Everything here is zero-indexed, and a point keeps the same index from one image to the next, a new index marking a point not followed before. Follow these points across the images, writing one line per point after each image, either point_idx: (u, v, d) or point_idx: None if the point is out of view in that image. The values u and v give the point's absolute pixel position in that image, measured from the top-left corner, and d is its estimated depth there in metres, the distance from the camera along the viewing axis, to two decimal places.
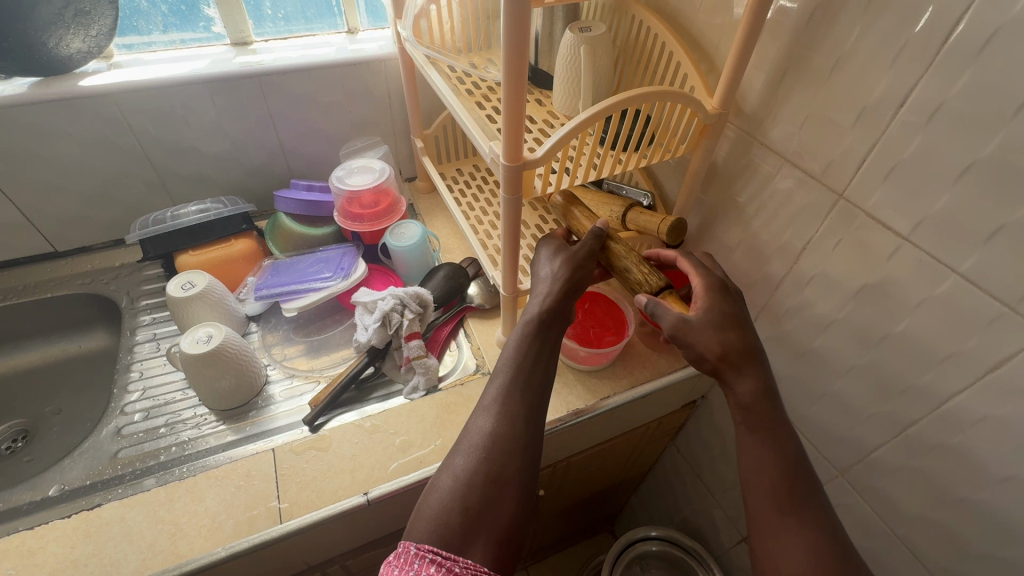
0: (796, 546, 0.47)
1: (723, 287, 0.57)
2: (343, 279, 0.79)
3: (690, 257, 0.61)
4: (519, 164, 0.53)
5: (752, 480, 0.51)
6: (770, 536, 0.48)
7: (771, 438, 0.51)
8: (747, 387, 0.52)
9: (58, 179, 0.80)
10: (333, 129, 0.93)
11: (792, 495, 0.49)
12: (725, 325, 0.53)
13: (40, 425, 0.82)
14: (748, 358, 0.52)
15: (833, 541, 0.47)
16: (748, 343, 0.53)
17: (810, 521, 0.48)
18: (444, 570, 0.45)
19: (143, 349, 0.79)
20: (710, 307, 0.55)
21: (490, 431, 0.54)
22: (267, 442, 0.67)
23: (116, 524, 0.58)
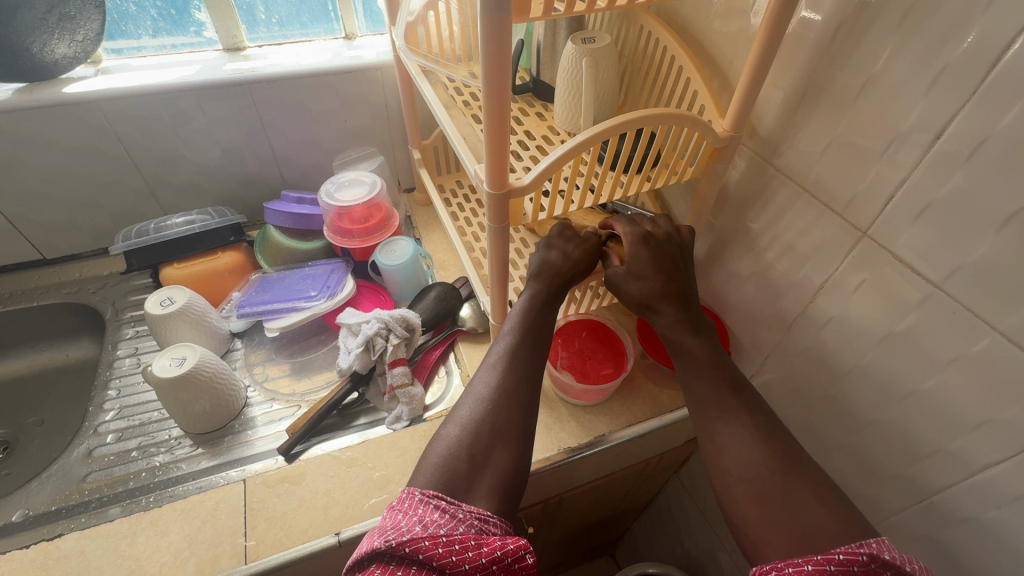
0: (729, 442, 0.48)
1: (644, 238, 0.57)
2: (328, 298, 0.76)
3: (620, 220, 0.61)
4: (505, 192, 0.49)
5: (686, 393, 0.54)
6: (707, 438, 0.50)
7: (690, 352, 0.55)
8: (668, 318, 0.56)
9: (44, 186, 0.78)
10: (328, 138, 0.89)
11: (720, 398, 0.51)
12: (643, 273, 0.56)
13: (22, 436, 0.80)
14: (660, 293, 0.56)
15: (763, 435, 0.47)
16: (665, 281, 0.56)
17: (737, 421, 0.49)
18: (448, 516, 0.43)
19: (123, 365, 0.76)
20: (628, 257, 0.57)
21: (494, 386, 0.54)
22: (239, 472, 0.64)
23: (74, 557, 0.55)
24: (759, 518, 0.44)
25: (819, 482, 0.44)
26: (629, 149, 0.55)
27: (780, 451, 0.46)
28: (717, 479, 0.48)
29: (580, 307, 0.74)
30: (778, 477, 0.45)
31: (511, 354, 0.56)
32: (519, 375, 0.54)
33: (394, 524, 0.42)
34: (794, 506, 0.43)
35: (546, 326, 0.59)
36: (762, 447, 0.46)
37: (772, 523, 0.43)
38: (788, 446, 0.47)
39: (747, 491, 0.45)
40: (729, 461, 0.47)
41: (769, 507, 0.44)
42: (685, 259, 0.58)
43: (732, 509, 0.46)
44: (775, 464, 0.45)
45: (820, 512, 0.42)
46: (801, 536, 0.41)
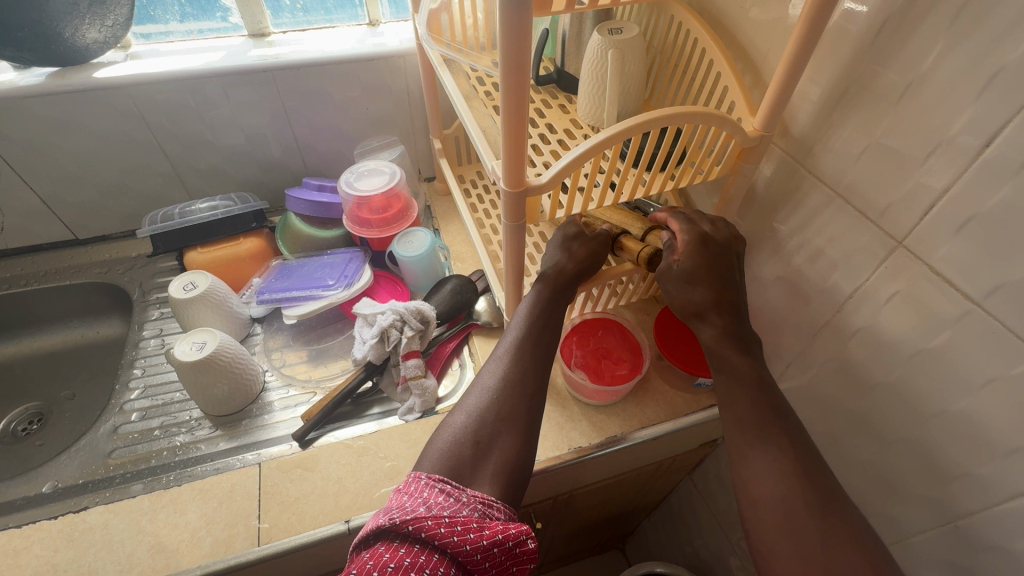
0: (764, 468, 0.46)
1: (703, 240, 0.54)
2: (345, 288, 0.76)
3: (676, 215, 0.57)
4: (521, 191, 0.48)
5: (726, 411, 0.51)
6: (740, 462, 0.48)
7: (733, 368, 0.52)
8: (714, 331, 0.53)
9: (75, 168, 0.80)
10: (350, 126, 0.89)
11: (761, 422, 0.48)
12: (693, 279, 0.53)
13: (54, 408, 0.83)
14: (713, 303, 0.53)
15: (803, 468, 0.45)
16: (716, 289, 0.53)
17: (776, 448, 0.47)
18: (452, 499, 0.44)
19: (148, 345, 0.79)
20: (688, 261, 0.53)
21: (502, 376, 0.54)
22: (255, 455, 0.66)
23: (98, 530, 0.58)
24: (788, 553, 0.42)
25: (857, 525, 0.43)
26: (652, 147, 0.53)
27: (818, 486, 0.44)
28: (747, 505, 0.46)
29: (597, 307, 0.72)
30: (813, 513, 0.43)
31: (517, 345, 0.56)
32: (524, 366, 0.55)
33: (398, 504, 0.43)
34: (828, 547, 0.41)
35: (555, 313, 0.58)
36: (800, 479, 0.44)
37: (802, 559, 0.41)
38: (829, 482, 0.45)
39: (778, 520, 0.43)
40: (762, 489, 0.45)
41: (801, 541, 0.42)
42: (734, 264, 0.55)
43: (760, 537, 0.45)
44: (814, 501, 0.44)
45: (852, 555, 0.41)
46: None
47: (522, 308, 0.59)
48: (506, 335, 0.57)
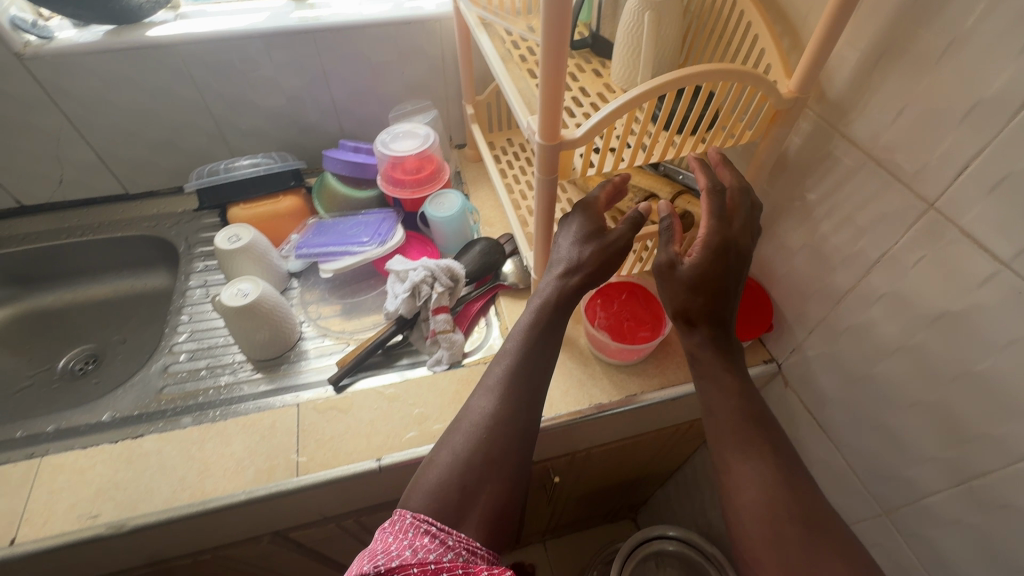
0: (749, 479, 0.48)
1: (722, 248, 0.51)
2: (379, 245, 0.79)
3: (714, 201, 0.52)
4: (555, 144, 0.49)
5: (710, 420, 0.53)
6: (726, 472, 0.50)
7: (718, 380, 0.53)
8: (704, 339, 0.53)
9: (128, 125, 0.84)
10: (386, 90, 0.91)
11: (746, 432, 0.50)
12: (698, 287, 0.51)
13: (107, 351, 0.90)
14: (706, 315, 0.52)
15: (785, 477, 0.47)
16: (713, 300, 0.51)
17: (758, 458, 0.49)
18: (438, 541, 0.45)
19: (194, 294, 0.83)
20: (700, 264, 0.50)
21: (490, 413, 0.53)
22: (294, 396, 0.70)
23: (154, 455, 0.63)
24: (771, 561, 0.44)
25: (841, 533, 0.45)
26: (685, 108, 0.54)
27: (802, 496, 0.47)
28: (732, 513, 0.48)
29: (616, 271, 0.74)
30: (799, 523, 0.45)
31: (508, 377, 0.55)
32: (513, 404, 0.54)
33: (384, 549, 0.44)
34: (811, 554, 0.44)
35: (547, 341, 0.57)
36: (785, 490, 0.47)
37: (785, 566, 0.44)
38: (811, 490, 0.48)
39: (765, 530, 0.45)
40: (746, 499, 0.47)
41: (783, 549, 0.44)
42: (742, 276, 0.52)
43: (743, 544, 0.47)
44: (796, 511, 0.46)
45: (837, 563, 0.43)
46: None
47: (513, 339, 0.57)
48: (495, 367, 0.56)
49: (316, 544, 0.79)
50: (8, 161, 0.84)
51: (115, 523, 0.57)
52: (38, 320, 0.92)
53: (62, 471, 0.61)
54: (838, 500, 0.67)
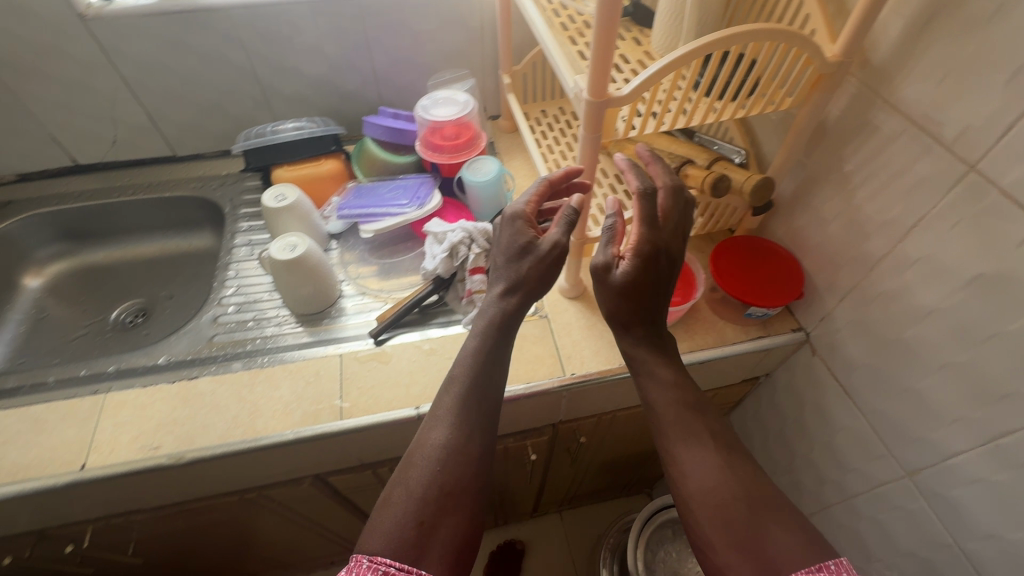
0: (694, 466, 0.50)
1: (651, 256, 0.53)
2: (418, 208, 0.82)
3: (644, 201, 0.53)
4: (602, 101, 0.51)
5: (652, 415, 0.55)
6: (672, 462, 0.51)
7: (656, 373, 0.56)
8: (638, 338, 0.57)
9: (179, 88, 0.88)
10: (425, 59, 0.93)
11: (687, 421, 0.53)
12: (629, 292, 0.54)
13: (155, 306, 0.95)
14: (637, 318, 0.56)
15: (725, 459, 0.50)
16: (642, 303, 0.55)
17: (699, 445, 0.51)
18: None
19: (240, 251, 0.87)
20: (632, 271, 0.53)
21: (444, 443, 0.52)
22: (335, 347, 0.73)
23: (208, 396, 0.67)
24: (722, 544, 0.45)
25: (785, 507, 0.47)
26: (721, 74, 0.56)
27: (746, 477, 0.49)
28: (683, 502, 0.50)
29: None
30: (744, 501, 0.47)
31: (461, 404, 0.54)
32: (468, 430, 0.53)
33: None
34: (757, 530, 0.45)
35: (495, 363, 0.57)
36: (728, 470, 0.49)
37: (736, 547, 0.45)
38: (752, 468, 0.50)
39: (713, 513, 0.47)
40: (693, 484, 0.49)
41: (732, 530, 0.45)
42: (671, 276, 0.56)
43: (696, 533, 0.48)
44: (739, 490, 0.47)
45: (787, 535, 0.44)
46: (767, 562, 0.43)
47: (462, 368, 0.56)
48: (445, 399, 0.54)
49: (352, 491, 0.83)
50: (66, 120, 0.88)
51: (175, 454, 0.61)
52: (91, 275, 0.97)
53: (126, 406, 0.66)
54: (859, 464, 0.69)
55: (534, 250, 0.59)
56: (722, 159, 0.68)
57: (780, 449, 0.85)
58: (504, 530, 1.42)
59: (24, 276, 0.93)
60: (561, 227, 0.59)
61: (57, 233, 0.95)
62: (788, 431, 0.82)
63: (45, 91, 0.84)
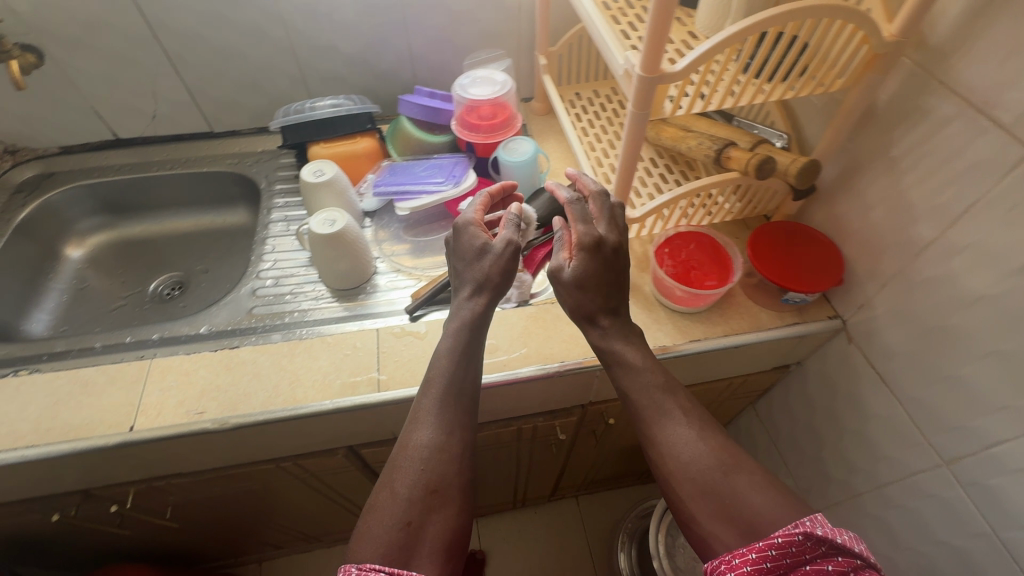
0: (668, 444, 0.52)
1: (596, 247, 0.58)
2: (454, 186, 0.82)
3: (576, 204, 0.61)
4: (655, 77, 0.50)
5: (626, 402, 0.56)
6: (651, 445, 0.53)
7: (624, 361, 0.57)
8: (605, 330, 0.58)
9: (218, 63, 0.88)
10: (461, 39, 0.93)
11: (658, 403, 0.54)
12: (586, 283, 0.57)
13: (191, 279, 0.97)
14: (599, 308, 0.58)
15: (699, 434, 0.52)
16: (602, 294, 0.58)
17: (672, 424, 0.53)
18: None
19: (275, 227, 0.88)
20: (581, 265, 0.57)
21: (429, 442, 0.54)
22: (371, 322, 0.74)
23: (249, 364, 0.68)
24: (703, 513, 0.49)
25: (758, 472, 0.50)
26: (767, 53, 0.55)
27: (719, 449, 0.51)
28: (663, 481, 0.52)
29: (668, 224, 0.77)
30: (718, 472, 0.50)
31: (442, 403, 0.56)
32: (450, 427, 0.56)
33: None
34: (733, 496, 0.48)
35: (471, 363, 0.60)
36: (702, 445, 0.51)
37: (716, 516, 0.48)
38: (724, 442, 0.52)
39: (691, 488, 0.50)
40: (671, 462, 0.51)
41: (710, 500, 0.48)
42: (620, 268, 0.60)
43: (678, 506, 0.51)
44: (714, 461, 0.50)
45: (762, 497, 0.48)
46: (747, 527, 0.46)
47: (439, 370, 0.58)
48: (425, 401, 0.56)
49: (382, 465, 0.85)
50: (109, 94, 0.89)
51: (219, 420, 0.63)
52: (129, 247, 0.99)
53: (171, 372, 0.67)
54: (893, 453, 0.69)
55: (491, 252, 0.62)
56: (765, 141, 0.67)
57: (807, 437, 0.85)
58: (522, 512, 1.44)
59: (66, 247, 0.95)
60: (510, 230, 0.64)
61: (97, 205, 0.97)
62: (816, 419, 0.82)
63: (89, 64, 0.85)
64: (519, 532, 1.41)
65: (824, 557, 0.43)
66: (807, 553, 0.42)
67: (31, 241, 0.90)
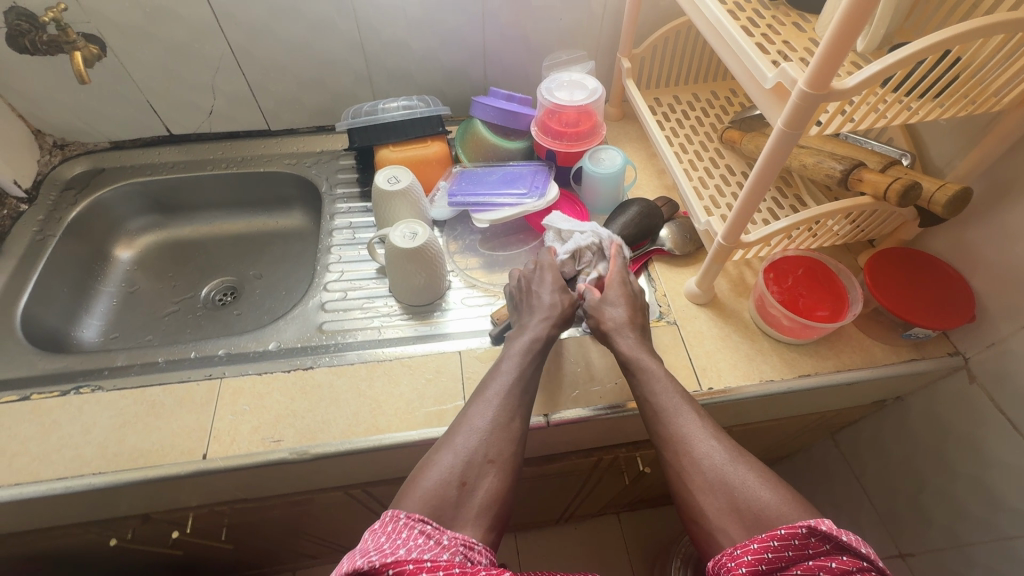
0: (687, 436, 0.52)
1: (624, 279, 0.66)
2: (538, 198, 0.77)
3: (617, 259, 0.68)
4: (821, 95, 0.44)
5: (643, 401, 0.57)
6: (664, 441, 0.53)
7: (647, 361, 0.59)
8: (628, 342, 0.60)
9: (283, 58, 0.83)
10: (538, 38, 0.87)
11: (679, 399, 0.55)
12: (618, 301, 0.63)
13: (245, 285, 0.91)
14: (626, 323, 0.62)
15: (713, 431, 0.52)
16: (635, 315, 0.63)
17: (687, 420, 0.53)
18: (433, 542, 0.42)
19: (340, 234, 0.83)
20: (608, 287, 0.65)
21: (490, 420, 0.52)
22: (451, 344, 0.69)
23: (326, 387, 0.64)
24: (713, 507, 0.47)
25: (767, 471, 0.49)
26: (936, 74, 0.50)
27: (732, 446, 0.51)
28: (673, 476, 0.51)
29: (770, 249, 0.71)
30: (732, 465, 0.49)
31: (507, 390, 0.55)
32: (512, 411, 0.53)
33: (376, 546, 0.40)
34: (744, 488, 0.47)
35: (536, 377, 0.58)
36: (715, 440, 0.51)
37: (726, 508, 0.47)
38: (736, 443, 0.52)
39: (702, 480, 0.49)
40: (687, 456, 0.51)
41: (720, 491, 0.47)
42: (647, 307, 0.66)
43: (686, 503, 0.49)
44: (729, 456, 0.50)
45: (773, 492, 0.46)
46: (756, 521, 0.45)
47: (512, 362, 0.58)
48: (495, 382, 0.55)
49: None
50: (167, 87, 0.84)
51: (298, 450, 0.58)
52: (178, 249, 0.94)
53: (242, 394, 0.63)
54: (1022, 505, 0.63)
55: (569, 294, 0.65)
56: (895, 161, 0.62)
57: (902, 475, 0.80)
58: (561, 528, 1.39)
59: (116, 247, 0.91)
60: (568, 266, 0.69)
61: (148, 204, 0.92)
62: (917, 459, 0.76)
63: (148, 55, 0.80)
64: (559, 548, 1.36)
65: (828, 555, 0.40)
66: (811, 548, 0.40)
67: (81, 240, 0.85)
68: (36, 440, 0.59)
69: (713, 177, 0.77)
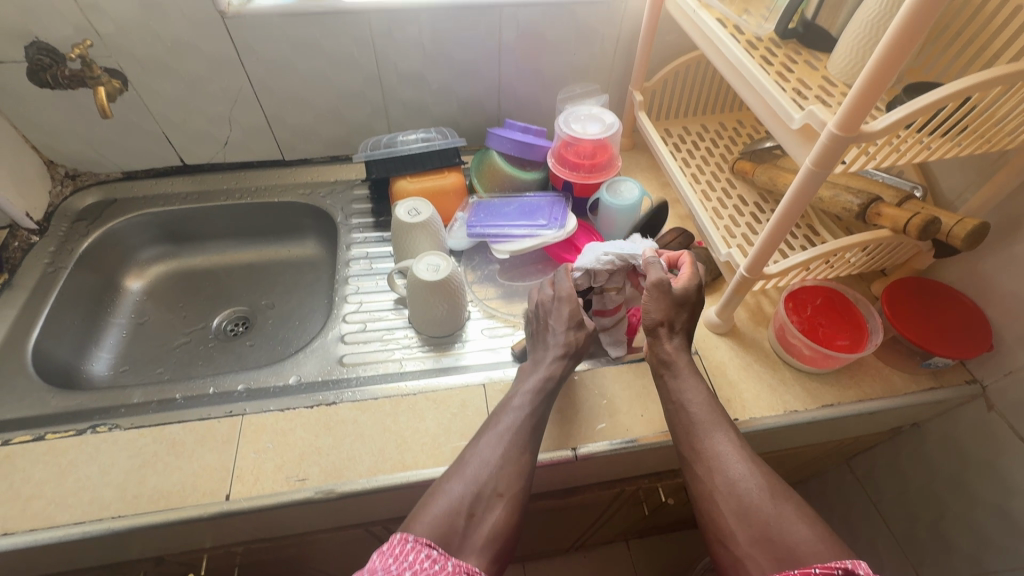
0: (722, 458, 0.52)
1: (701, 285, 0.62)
2: (558, 229, 0.78)
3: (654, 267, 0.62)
4: (850, 137, 0.45)
5: (678, 411, 0.58)
6: (697, 457, 0.54)
7: (687, 374, 0.59)
8: (671, 345, 0.61)
9: (301, 91, 0.84)
10: (553, 72, 0.89)
11: (716, 416, 0.55)
12: (683, 300, 0.61)
13: (257, 315, 0.90)
14: (678, 325, 0.62)
15: (750, 456, 0.52)
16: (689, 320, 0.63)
17: (722, 442, 0.53)
18: (438, 566, 0.43)
19: (357, 265, 0.83)
20: (686, 281, 0.61)
21: (500, 454, 0.53)
22: (473, 376, 0.69)
23: (350, 424, 0.63)
24: (744, 536, 0.47)
25: (801, 502, 0.48)
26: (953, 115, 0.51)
27: (767, 473, 0.51)
28: (704, 495, 0.51)
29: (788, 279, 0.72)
30: (767, 494, 0.49)
31: (519, 424, 0.56)
32: (521, 445, 0.55)
33: (384, 566, 0.42)
34: (777, 521, 0.47)
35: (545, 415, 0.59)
36: (750, 464, 0.51)
37: (758, 538, 0.47)
38: (769, 471, 0.52)
39: (735, 505, 0.49)
40: (721, 476, 0.51)
41: (751, 522, 0.47)
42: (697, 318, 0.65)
43: (714, 526, 0.50)
44: (764, 485, 0.49)
45: (806, 528, 0.46)
46: (788, 556, 0.45)
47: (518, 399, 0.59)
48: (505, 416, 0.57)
49: None
50: (183, 119, 0.85)
51: (324, 489, 0.57)
52: (189, 279, 0.93)
53: (265, 431, 0.62)
54: None
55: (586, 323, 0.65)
56: (911, 196, 0.64)
57: (922, 503, 0.79)
58: (570, 556, 1.37)
59: (126, 278, 0.90)
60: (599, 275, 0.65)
61: (160, 234, 0.92)
62: (937, 487, 0.77)
63: (167, 88, 0.80)
64: None
65: None
66: None
67: (92, 272, 0.84)
68: (52, 483, 0.57)
69: (728, 207, 0.78)
